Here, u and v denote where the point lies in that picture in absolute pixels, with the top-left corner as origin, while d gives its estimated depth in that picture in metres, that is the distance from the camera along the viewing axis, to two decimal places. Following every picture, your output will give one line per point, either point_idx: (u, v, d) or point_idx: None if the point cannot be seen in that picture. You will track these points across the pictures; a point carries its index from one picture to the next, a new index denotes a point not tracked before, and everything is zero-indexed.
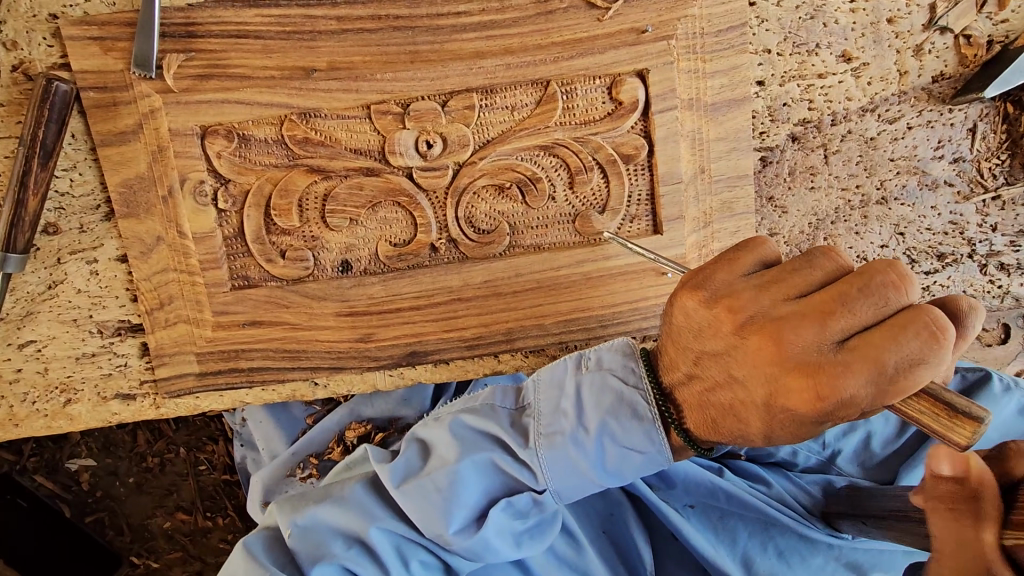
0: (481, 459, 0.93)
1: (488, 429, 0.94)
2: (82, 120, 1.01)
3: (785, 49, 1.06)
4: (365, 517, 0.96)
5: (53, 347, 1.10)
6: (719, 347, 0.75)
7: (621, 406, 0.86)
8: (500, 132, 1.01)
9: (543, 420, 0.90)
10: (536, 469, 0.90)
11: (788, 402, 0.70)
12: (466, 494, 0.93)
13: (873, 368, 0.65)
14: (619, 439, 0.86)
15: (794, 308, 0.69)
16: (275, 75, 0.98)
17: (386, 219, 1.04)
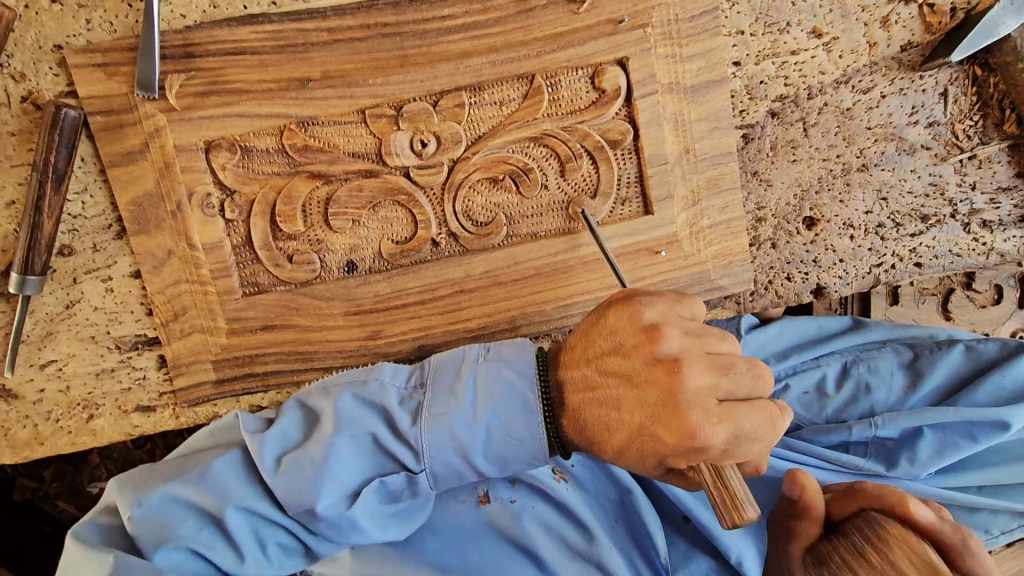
0: (365, 436, 0.96)
1: (376, 404, 0.98)
2: (90, 144, 1.06)
3: (757, 29, 1.10)
4: (218, 496, 0.92)
5: (74, 365, 1.14)
6: (627, 366, 0.88)
7: (508, 394, 0.94)
8: (491, 127, 1.06)
9: (434, 398, 0.95)
10: (419, 445, 0.95)
11: (659, 426, 0.85)
12: (344, 471, 0.95)
13: (731, 427, 0.82)
14: (501, 421, 0.94)
15: (701, 362, 0.85)
16: (272, 88, 1.02)
17: (387, 218, 1.08)
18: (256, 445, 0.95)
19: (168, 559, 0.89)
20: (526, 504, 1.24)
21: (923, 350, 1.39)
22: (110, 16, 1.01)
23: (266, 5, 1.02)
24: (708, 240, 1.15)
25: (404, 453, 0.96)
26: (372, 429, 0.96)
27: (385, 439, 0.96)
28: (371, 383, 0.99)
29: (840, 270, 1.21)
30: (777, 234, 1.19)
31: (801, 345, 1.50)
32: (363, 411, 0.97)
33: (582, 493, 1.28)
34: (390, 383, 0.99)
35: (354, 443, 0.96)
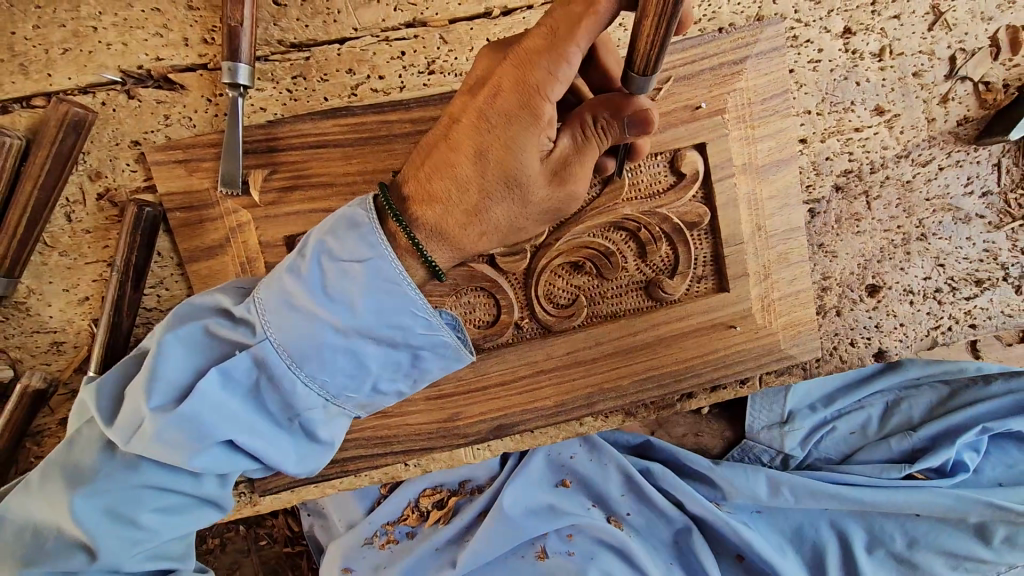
0: (351, 319, 0.78)
1: (360, 268, 0.77)
2: (168, 239, 1.04)
3: (824, 109, 1.14)
4: (201, 440, 0.80)
5: None
6: (507, 116, 0.83)
7: (385, 280, 0.77)
8: (573, 213, 1.06)
9: (344, 287, 0.77)
10: (351, 333, 0.78)
11: (494, 172, 0.86)
12: (317, 331, 0.78)
13: (567, 170, 0.88)
14: (395, 286, 0.77)
15: (544, 107, 0.82)
16: (356, 180, 1.02)
17: (470, 303, 1.08)
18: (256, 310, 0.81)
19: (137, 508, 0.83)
20: (586, 553, 1.44)
21: (959, 389, 1.50)
22: (189, 111, 1.00)
23: (348, 96, 1.02)
24: (779, 312, 1.17)
25: (375, 326, 0.78)
26: (355, 303, 0.77)
27: (360, 308, 0.77)
28: (364, 250, 0.77)
29: (901, 334, 1.25)
30: (842, 302, 1.22)
31: (845, 386, 1.56)
32: (350, 276, 0.77)
33: (638, 537, 1.50)
34: (380, 252, 0.77)
35: (333, 321, 0.77)
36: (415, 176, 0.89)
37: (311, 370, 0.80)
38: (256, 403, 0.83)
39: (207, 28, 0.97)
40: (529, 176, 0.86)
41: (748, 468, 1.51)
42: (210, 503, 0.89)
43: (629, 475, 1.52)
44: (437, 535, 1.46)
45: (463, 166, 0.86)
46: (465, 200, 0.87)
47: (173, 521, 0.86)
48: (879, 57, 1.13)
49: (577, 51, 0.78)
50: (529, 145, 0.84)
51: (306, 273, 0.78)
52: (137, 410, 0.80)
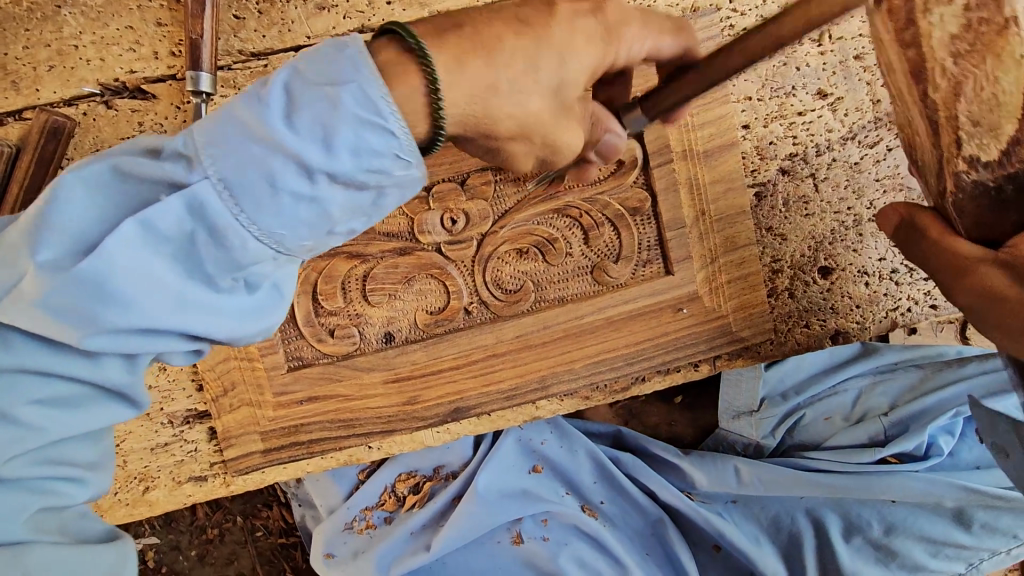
0: (321, 147, 0.62)
1: (335, 95, 0.61)
2: None
3: (764, 94, 1.16)
4: (99, 309, 0.64)
5: (130, 441, 1.20)
6: (587, 35, 0.75)
7: (361, 109, 0.61)
8: (516, 202, 1.12)
9: (316, 119, 0.61)
10: (316, 177, 0.63)
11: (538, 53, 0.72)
12: (278, 170, 0.62)
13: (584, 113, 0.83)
14: (373, 119, 0.61)
15: (631, 39, 0.80)
16: None
17: (421, 291, 1.14)
18: (195, 146, 0.64)
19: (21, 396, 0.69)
20: (559, 539, 1.47)
21: (933, 371, 1.49)
22: (160, 117, 1.09)
23: None
24: (728, 295, 1.19)
25: (350, 165, 0.62)
26: (327, 137, 0.61)
27: (335, 137, 0.61)
28: (341, 73, 0.61)
29: (858, 315, 1.24)
30: (794, 285, 1.23)
31: (819, 373, 1.57)
32: (321, 97, 0.61)
33: (613, 526, 1.51)
34: (363, 74, 0.61)
35: (296, 159, 0.61)
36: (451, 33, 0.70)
37: (266, 224, 0.64)
38: (187, 266, 0.66)
39: (174, 42, 1.07)
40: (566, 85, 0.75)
41: (716, 457, 1.54)
42: (116, 398, 0.75)
43: (600, 463, 1.56)
44: (412, 519, 1.51)
45: (536, 26, 0.73)
46: (516, 63, 0.70)
47: (63, 416, 0.72)
48: (819, 42, 1.15)
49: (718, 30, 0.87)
50: (606, 55, 0.78)
51: (268, 100, 0.63)
52: (17, 267, 0.65)
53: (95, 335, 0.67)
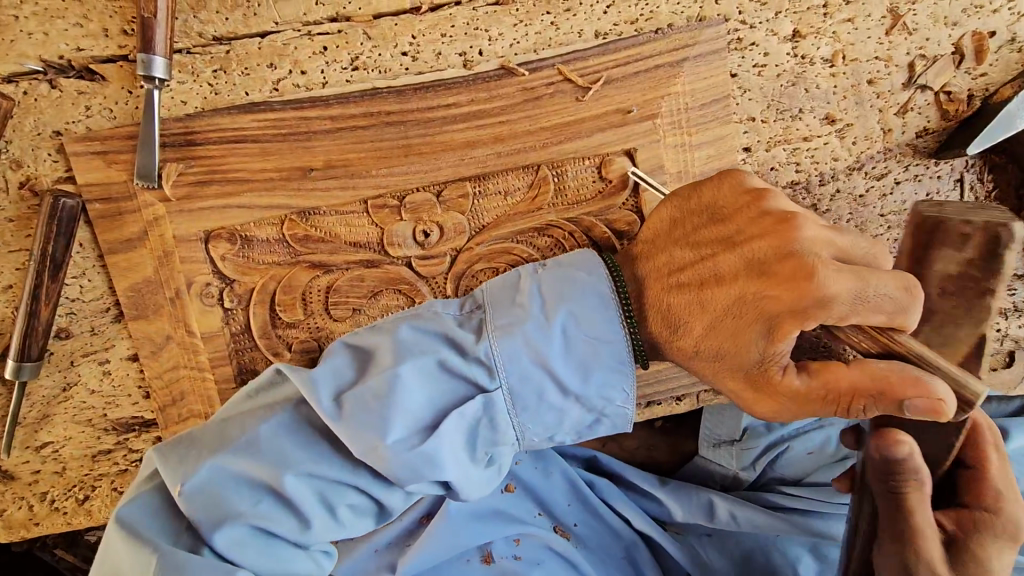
0: (423, 347, 0.86)
1: (348, 407, 0.84)
2: (89, 230, 1.04)
3: (769, 116, 1.08)
4: (259, 472, 0.83)
5: (70, 448, 1.12)
6: (718, 242, 0.85)
7: (380, 402, 0.83)
8: (496, 217, 1.04)
9: (354, 421, 0.83)
10: (352, 443, 0.83)
11: (721, 302, 0.83)
12: (386, 424, 0.82)
13: (732, 322, 0.82)
14: (392, 411, 0.83)
15: (799, 284, 0.77)
16: (273, 177, 1.00)
17: (388, 307, 1.06)
18: (240, 474, 0.83)
19: (224, 540, 0.81)
20: (532, 559, 1.32)
21: None
22: (110, 102, 0.99)
23: (268, 90, 1.01)
24: None
25: (560, 352, 0.86)
26: (351, 421, 0.83)
27: (548, 363, 0.85)
28: None
29: None
30: None
31: None
32: (507, 324, 0.85)
33: (584, 549, 1.40)
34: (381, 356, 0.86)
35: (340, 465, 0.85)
36: (788, 294, 0.77)
37: (386, 459, 0.83)
38: (319, 449, 0.85)
39: (126, 19, 0.97)
40: (715, 305, 0.83)
41: (693, 488, 1.47)
42: (290, 516, 0.84)
43: (574, 484, 1.48)
44: (377, 534, 1.33)
45: (720, 225, 0.86)
46: (700, 273, 0.85)
47: (265, 549, 0.83)
48: (831, 62, 1.07)
49: (829, 257, 0.78)
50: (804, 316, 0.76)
51: (281, 435, 0.85)
52: (168, 455, 0.86)
53: (254, 494, 0.83)
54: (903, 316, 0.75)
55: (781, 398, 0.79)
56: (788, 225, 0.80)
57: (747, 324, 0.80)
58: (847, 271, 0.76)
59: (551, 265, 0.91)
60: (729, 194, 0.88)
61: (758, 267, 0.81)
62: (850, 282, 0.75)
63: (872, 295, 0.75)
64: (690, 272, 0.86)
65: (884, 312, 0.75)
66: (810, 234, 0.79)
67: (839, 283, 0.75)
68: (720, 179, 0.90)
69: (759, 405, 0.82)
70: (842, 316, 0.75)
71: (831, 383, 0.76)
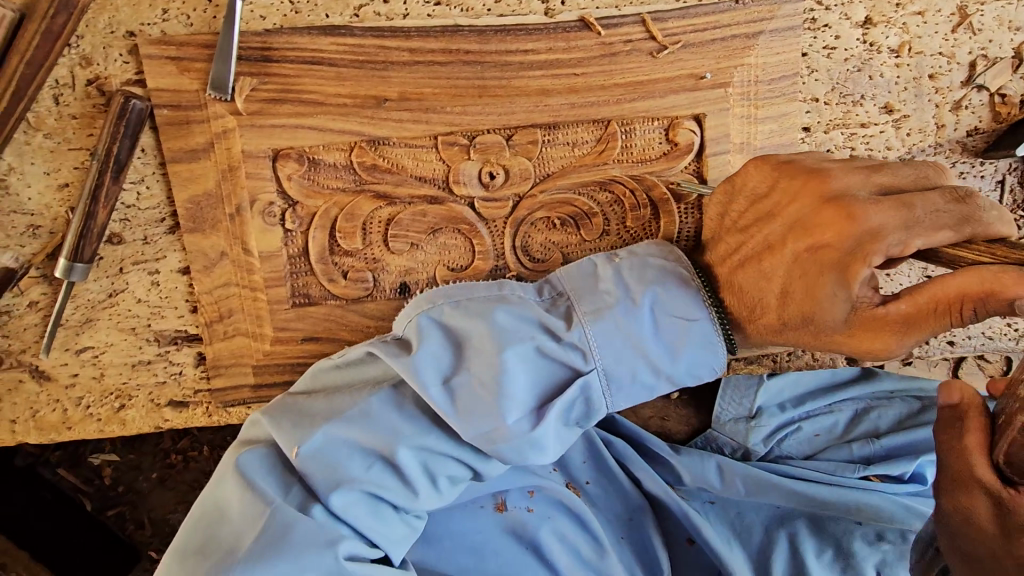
0: (521, 334, 0.92)
1: (458, 396, 0.91)
2: (152, 136, 1.03)
3: (831, 99, 1.11)
4: (370, 446, 0.91)
5: (111, 355, 1.12)
6: (763, 206, 0.91)
7: (487, 389, 0.90)
8: (561, 167, 1.05)
9: (466, 408, 0.90)
10: (466, 430, 0.90)
11: (793, 265, 0.86)
12: (499, 410, 0.90)
13: (811, 292, 0.84)
14: (504, 398, 0.90)
15: (872, 208, 0.80)
16: (348, 103, 1.01)
17: (446, 245, 1.07)
18: (349, 442, 0.91)
19: (341, 500, 0.89)
20: (542, 513, 1.25)
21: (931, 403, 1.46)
22: (187, 8, 0.98)
23: (350, 16, 1.00)
24: None
25: (650, 331, 0.93)
26: (463, 411, 0.90)
27: (642, 343, 0.92)
28: None
29: None
30: None
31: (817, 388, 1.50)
32: (596, 309, 0.93)
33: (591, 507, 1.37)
34: (477, 347, 0.92)
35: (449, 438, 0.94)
36: (835, 232, 0.81)
37: (498, 437, 0.91)
38: (425, 422, 0.93)
39: None
40: (784, 278, 0.87)
41: (703, 452, 1.43)
42: (398, 480, 0.92)
43: (590, 443, 1.44)
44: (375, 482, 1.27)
45: (773, 210, 0.89)
46: (761, 218, 0.90)
47: (374, 505, 0.92)
48: (897, 53, 1.11)
49: (869, 200, 0.81)
50: (857, 242, 0.80)
51: (389, 408, 0.93)
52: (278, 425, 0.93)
53: (365, 464, 0.91)
54: (969, 225, 0.78)
55: (893, 327, 0.79)
56: (839, 208, 0.82)
57: (817, 281, 0.83)
58: (890, 202, 0.80)
59: (623, 256, 0.99)
60: (763, 176, 0.92)
61: (805, 231, 0.85)
62: (896, 215, 0.79)
63: (922, 214, 0.79)
64: (745, 249, 0.92)
65: (946, 224, 0.78)
66: (841, 184, 0.84)
67: (881, 217, 0.79)
68: (747, 167, 0.95)
69: (865, 342, 0.82)
70: (902, 242, 0.78)
71: (945, 296, 0.76)
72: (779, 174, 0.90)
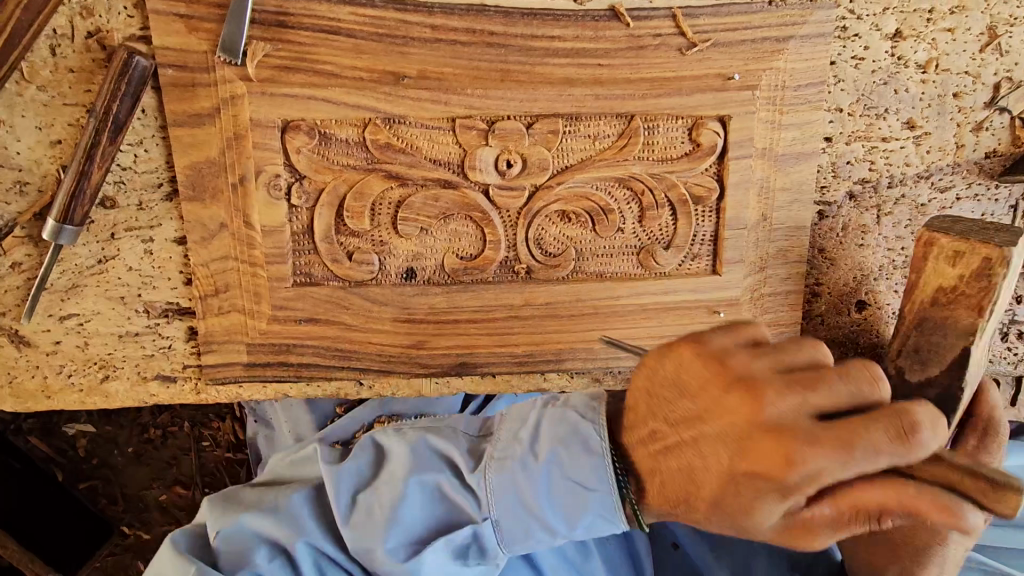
0: (432, 468, 1.00)
1: (362, 510, 1.01)
2: (155, 97, 0.98)
3: (855, 110, 1.10)
4: (274, 532, 1.02)
5: (97, 323, 1.07)
6: (699, 403, 0.77)
7: (392, 498, 0.99)
8: (580, 160, 1.02)
9: (364, 519, 1.00)
10: (370, 544, 0.99)
11: (735, 459, 0.73)
12: (391, 529, 0.98)
13: (737, 446, 0.73)
14: (407, 508, 0.99)
15: (807, 425, 0.70)
16: (364, 77, 0.96)
17: (456, 232, 1.04)
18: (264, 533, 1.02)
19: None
20: None
21: None
22: None
23: None
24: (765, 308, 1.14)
25: (545, 494, 0.91)
26: (371, 541, 0.99)
27: (536, 509, 0.92)
28: None
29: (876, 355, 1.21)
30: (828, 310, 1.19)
31: None
32: (502, 460, 0.94)
33: None
34: (389, 445, 1.05)
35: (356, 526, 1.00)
36: (764, 451, 0.71)
37: (400, 535, 0.99)
38: (339, 488, 1.02)
39: None
40: (723, 463, 0.75)
41: None
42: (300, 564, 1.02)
43: None
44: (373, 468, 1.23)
45: (698, 415, 0.77)
46: (699, 389, 0.77)
47: (286, 572, 1.01)
48: (924, 68, 1.09)
49: (802, 424, 0.70)
50: (785, 485, 0.71)
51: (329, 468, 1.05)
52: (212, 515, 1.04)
53: (268, 560, 1.01)
54: (909, 442, 0.67)
55: (817, 531, 0.74)
56: (752, 407, 0.72)
57: (752, 500, 0.73)
58: (832, 442, 0.68)
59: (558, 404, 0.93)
60: (696, 359, 0.79)
61: (694, 423, 0.78)
62: (835, 455, 0.68)
63: (861, 457, 0.68)
64: (670, 438, 0.80)
65: (885, 465, 0.68)
66: (774, 406, 0.71)
67: (819, 458, 0.69)
68: (680, 344, 0.81)
69: (795, 539, 0.75)
70: (819, 476, 0.70)
71: (879, 507, 0.70)
72: (708, 362, 0.77)
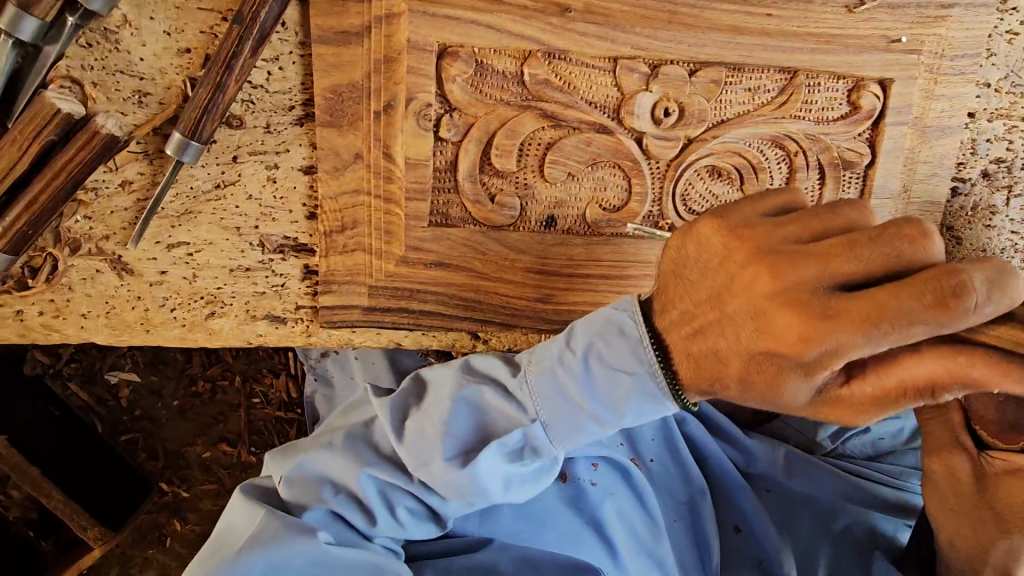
0: (474, 379, 0.89)
1: (409, 438, 0.90)
2: (298, 10, 0.89)
3: (1002, 86, 1.07)
4: (338, 477, 0.93)
5: (207, 254, 1.00)
6: (722, 278, 0.72)
7: (435, 420, 0.88)
8: (739, 114, 0.98)
9: (411, 440, 0.89)
10: (421, 473, 0.89)
11: (757, 336, 0.69)
12: (439, 448, 0.87)
13: (760, 324, 0.69)
14: (455, 429, 0.87)
15: (831, 296, 0.65)
16: (528, 5, 0.89)
17: (603, 179, 0.99)
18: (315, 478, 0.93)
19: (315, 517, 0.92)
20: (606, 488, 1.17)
21: None
22: None
23: None
24: None
25: (586, 386, 0.81)
26: (417, 461, 0.89)
27: (580, 402, 0.82)
28: None
29: None
30: None
31: None
32: (541, 359, 0.84)
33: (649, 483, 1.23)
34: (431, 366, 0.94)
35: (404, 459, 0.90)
36: (788, 321, 0.66)
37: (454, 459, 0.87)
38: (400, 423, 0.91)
39: None
40: (747, 336, 0.70)
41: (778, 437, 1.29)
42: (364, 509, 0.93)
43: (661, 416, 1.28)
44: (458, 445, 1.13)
45: (727, 292, 0.71)
46: (714, 269, 0.73)
47: (356, 516, 0.93)
48: None
49: (823, 298, 0.65)
50: (808, 353, 0.66)
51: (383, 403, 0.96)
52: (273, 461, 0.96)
53: (329, 500, 0.92)
54: (949, 314, 0.62)
55: (870, 403, 0.68)
56: (770, 280, 0.68)
57: (784, 373, 0.68)
58: (851, 304, 0.64)
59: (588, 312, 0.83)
60: (721, 244, 0.73)
61: (724, 299, 0.72)
62: (867, 328, 0.63)
63: (891, 327, 0.63)
64: (699, 317, 0.74)
65: (919, 335, 0.63)
66: (801, 274, 0.66)
67: (843, 332, 0.64)
68: (701, 223, 0.75)
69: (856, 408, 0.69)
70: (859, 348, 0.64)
71: (907, 382, 0.67)
72: (734, 248, 0.72)
